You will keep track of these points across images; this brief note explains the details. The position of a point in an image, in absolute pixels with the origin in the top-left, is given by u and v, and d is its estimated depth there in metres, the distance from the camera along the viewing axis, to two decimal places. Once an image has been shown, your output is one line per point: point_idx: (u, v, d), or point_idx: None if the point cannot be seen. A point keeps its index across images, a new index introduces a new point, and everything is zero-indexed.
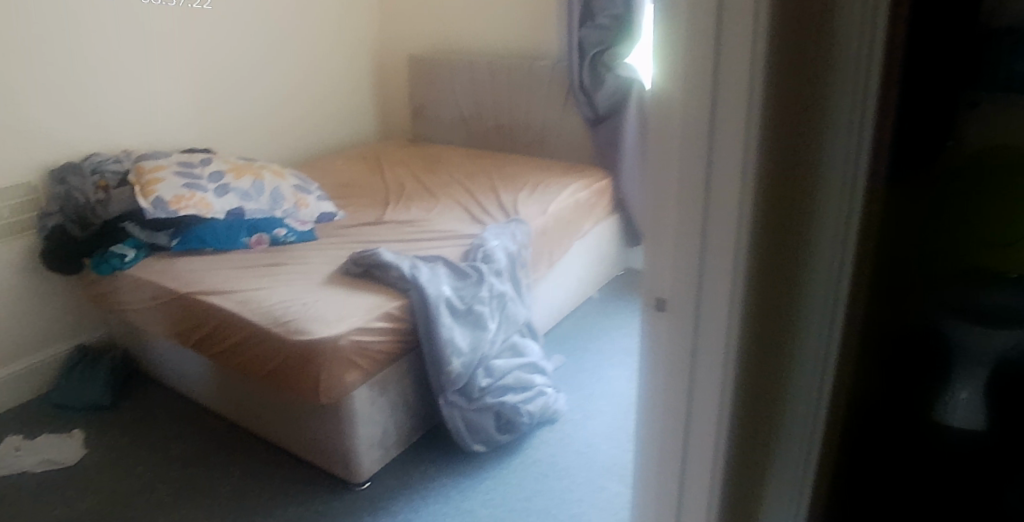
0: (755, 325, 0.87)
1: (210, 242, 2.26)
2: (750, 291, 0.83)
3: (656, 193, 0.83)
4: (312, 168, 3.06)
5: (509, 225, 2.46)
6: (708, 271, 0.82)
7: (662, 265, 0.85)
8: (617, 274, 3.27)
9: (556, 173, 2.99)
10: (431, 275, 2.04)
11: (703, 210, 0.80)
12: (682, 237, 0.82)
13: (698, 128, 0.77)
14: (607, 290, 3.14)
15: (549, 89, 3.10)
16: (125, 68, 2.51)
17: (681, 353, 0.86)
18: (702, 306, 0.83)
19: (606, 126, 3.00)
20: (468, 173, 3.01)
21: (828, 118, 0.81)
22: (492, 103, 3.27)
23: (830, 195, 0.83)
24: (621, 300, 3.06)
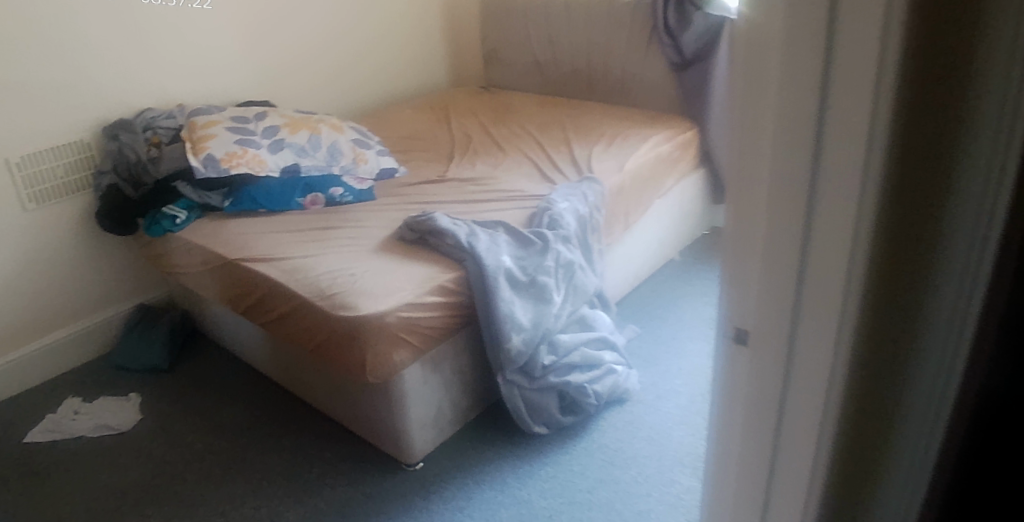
0: (862, 364, 0.67)
1: (263, 202, 2.20)
2: (863, 308, 0.63)
3: (740, 194, 0.63)
4: (377, 119, 2.91)
5: (582, 184, 2.24)
6: (808, 303, 0.62)
7: (746, 284, 0.65)
8: (703, 232, 3.00)
9: (635, 123, 2.72)
10: (490, 244, 1.86)
11: (804, 226, 0.60)
12: (772, 258, 0.62)
13: (801, 118, 0.56)
14: (691, 250, 2.89)
15: (631, 30, 2.80)
16: (175, 30, 2.41)
17: (766, 398, 0.68)
18: (797, 345, 0.64)
19: (694, 69, 2.72)
20: (540, 124, 2.79)
21: (973, 98, 0.59)
22: (568, 46, 3.01)
23: (971, 190, 0.60)
24: (706, 262, 2.80)
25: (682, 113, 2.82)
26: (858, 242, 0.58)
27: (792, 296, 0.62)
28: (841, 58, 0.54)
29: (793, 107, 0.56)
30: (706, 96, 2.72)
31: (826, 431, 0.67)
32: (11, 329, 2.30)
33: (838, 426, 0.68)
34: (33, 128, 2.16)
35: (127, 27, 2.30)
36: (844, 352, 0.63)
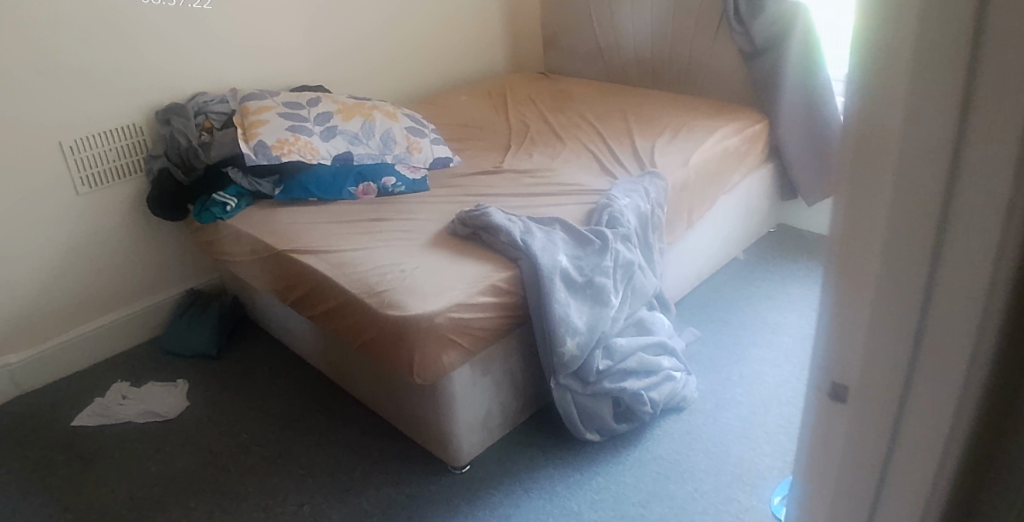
0: (987, 428, 0.55)
1: (314, 191, 2.18)
2: (994, 367, 0.51)
3: (848, 228, 0.52)
4: (433, 104, 2.83)
5: (642, 181, 2.11)
6: (927, 363, 0.51)
7: (849, 333, 0.54)
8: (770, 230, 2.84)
9: (701, 114, 2.58)
10: (546, 242, 1.77)
11: (929, 273, 0.48)
12: (884, 307, 0.51)
13: (934, 142, 0.45)
14: (758, 249, 2.73)
15: (699, 16, 2.66)
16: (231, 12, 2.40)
17: (868, 464, 0.57)
18: (909, 408, 0.53)
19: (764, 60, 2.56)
20: (601, 113, 2.66)
21: None
22: (634, 30, 2.87)
23: None
24: (773, 262, 2.64)
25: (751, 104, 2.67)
26: (996, 292, 0.47)
27: (906, 352, 0.51)
28: (991, 70, 0.42)
29: (922, 129, 0.45)
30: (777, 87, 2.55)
31: (933, 505, 0.56)
32: (66, 311, 2.33)
33: (948, 499, 0.57)
34: (86, 112, 2.20)
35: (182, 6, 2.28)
36: (965, 417, 0.52)
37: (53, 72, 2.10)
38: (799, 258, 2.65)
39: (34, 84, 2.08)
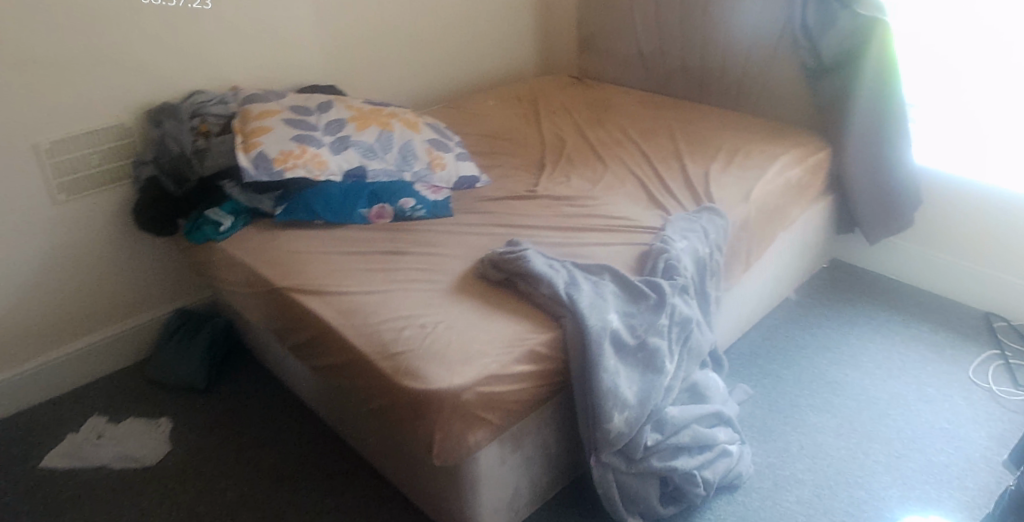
0: None
1: (321, 211, 1.91)
2: None
3: None
4: (456, 109, 2.55)
5: (699, 220, 1.81)
6: None
7: None
8: (825, 265, 2.51)
9: (757, 137, 2.27)
10: (594, 296, 1.50)
11: None
12: None
13: None
14: (816, 287, 2.41)
15: (758, 24, 2.30)
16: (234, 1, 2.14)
17: None
18: None
19: (829, 80, 2.23)
20: (643, 128, 2.36)
21: None
22: (678, 35, 2.52)
23: None
24: (830, 305, 2.33)
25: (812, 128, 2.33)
26: None
27: None
28: None
29: None
30: (844, 110, 2.22)
31: None
32: (40, 331, 2.08)
33: None
34: (64, 109, 1.94)
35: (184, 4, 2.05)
36: None
37: (26, 66, 1.85)
38: (859, 303, 2.33)
39: (4, 78, 1.83)
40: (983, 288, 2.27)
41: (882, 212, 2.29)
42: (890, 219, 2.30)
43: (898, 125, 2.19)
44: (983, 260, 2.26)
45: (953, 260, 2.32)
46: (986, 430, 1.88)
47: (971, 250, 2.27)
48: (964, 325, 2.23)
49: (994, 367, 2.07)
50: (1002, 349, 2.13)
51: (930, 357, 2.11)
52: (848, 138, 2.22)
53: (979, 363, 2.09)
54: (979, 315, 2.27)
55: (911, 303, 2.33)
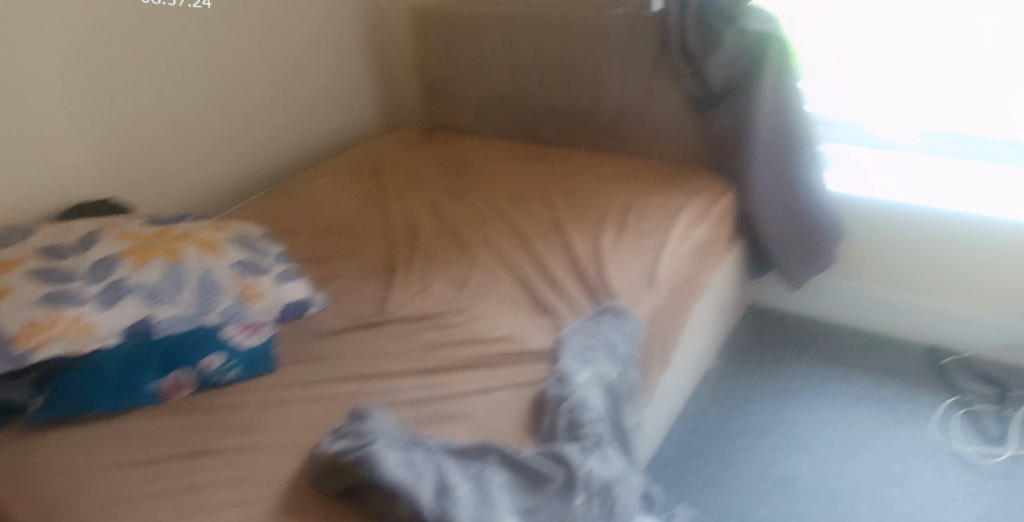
0: None
1: (93, 399, 1.35)
2: None
3: None
4: (281, 197, 2.06)
5: (602, 329, 1.37)
6: None
7: None
8: (742, 315, 2.04)
9: (646, 185, 1.87)
10: (477, 504, 1.05)
11: None
12: None
13: None
14: (735, 348, 1.93)
15: (627, 53, 1.93)
16: None
17: None
18: None
19: (721, 112, 1.86)
20: (512, 192, 1.93)
21: None
22: (538, 73, 2.11)
23: None
24: (760, 374, 1.85)
25: (711, 168, 1.91)
26: None
27: None
28: None
29: None
30: (747, 139, 1.81)
31: None
32: None
33: None
34: None
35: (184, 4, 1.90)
36: None
37: None
38: (790, 362, 1.88)
39: None
40: (921, 318, 1.89)
41: (800, 248, 1.89)
42: (813, 253, 1.88)
43: (807, 150, 1.84)
44: (919, 287, 1.89)
45: (882, 291, 1.93)
46: (970, 516, 1.45)
47: (902, 275, 1.89)
48: (912, 369, 1.82)
49: (957, 422, 1.65)
50: (962, 396, 1.73)
51: (883, 421, 1.68)
52: (756, 173, 1.81)
53: (938, 420, 1.67)
54: (920, 350, 1.87)
55: (844, 349, 1.91)
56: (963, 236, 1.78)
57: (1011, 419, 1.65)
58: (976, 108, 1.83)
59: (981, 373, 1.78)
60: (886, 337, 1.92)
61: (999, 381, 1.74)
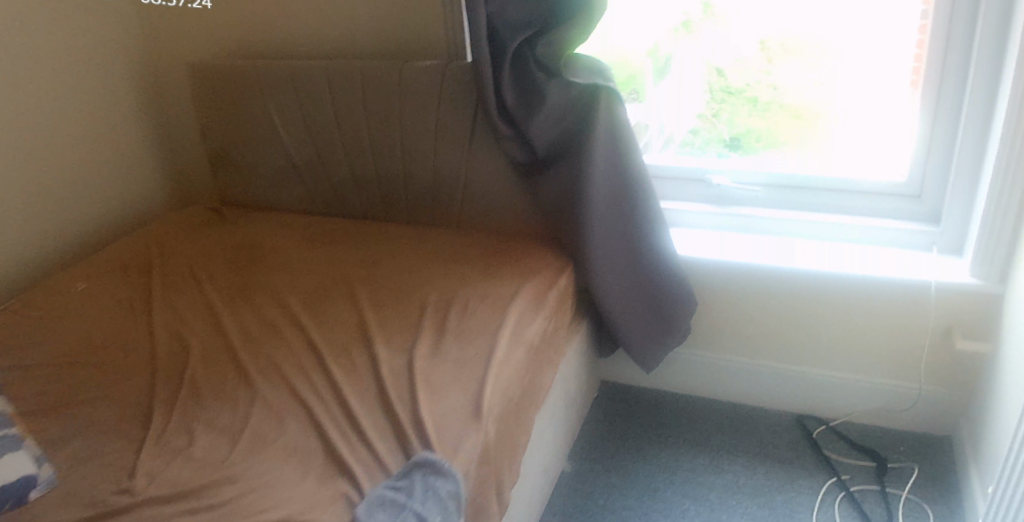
0: None
1: None
2: None
3: None
4: (16, 313, 1.61)
5: (406, 504, 1.07)
6: None
7: None
8: (593, 399, 1.79)
9: (471, 269, 1.57)
10: None
11: None
12: None
13: None
14: (591, 443, 1.67)
15: (439, 113, 1.64)
16: None
17: None
18: None
19: (549, 181, 1.58)
20: (310, 290, 1.59)
21: None
22: (339, 138, 1.79)
23: None
24: (621, 473, 1.59)
25: (542, 240, 1.64)
26: None
27: None
28: None
29: None
30: (580, 208, 1.54)
31: None
32: None
33: None
34: None
35: (120, 30, 1.99)
36: None
37: None
38: (651, 452, 1.64)
39: None
40: (790, 386, 1.68)
41: (653, 325, 1.65)
42: (669, 328, 1.65)
43: (653, 217, 1.59)
44: (784, 354, 1.67)
45: (745, 359, 1.70)
46: None
47: (767, 340, 1.66)
48: (783, 444, 1.62)
49: (838, 509, 1.46)
50: (837, 473, 1.54)
51: (759, 516, 1.47)
52: (593, 248, 1.55)
53: (821, 507, 1.47)
54: (792, 422, 1.67)
55: (711, 429, 1.68)
56: (829, 295, 1.56)
57: (897, 497, 1.48)
58: (819, 151, 1.67)
59: (857, 443, 1.60)
60: (751, 409, 1.72)
61: (876, 453, 1.57)
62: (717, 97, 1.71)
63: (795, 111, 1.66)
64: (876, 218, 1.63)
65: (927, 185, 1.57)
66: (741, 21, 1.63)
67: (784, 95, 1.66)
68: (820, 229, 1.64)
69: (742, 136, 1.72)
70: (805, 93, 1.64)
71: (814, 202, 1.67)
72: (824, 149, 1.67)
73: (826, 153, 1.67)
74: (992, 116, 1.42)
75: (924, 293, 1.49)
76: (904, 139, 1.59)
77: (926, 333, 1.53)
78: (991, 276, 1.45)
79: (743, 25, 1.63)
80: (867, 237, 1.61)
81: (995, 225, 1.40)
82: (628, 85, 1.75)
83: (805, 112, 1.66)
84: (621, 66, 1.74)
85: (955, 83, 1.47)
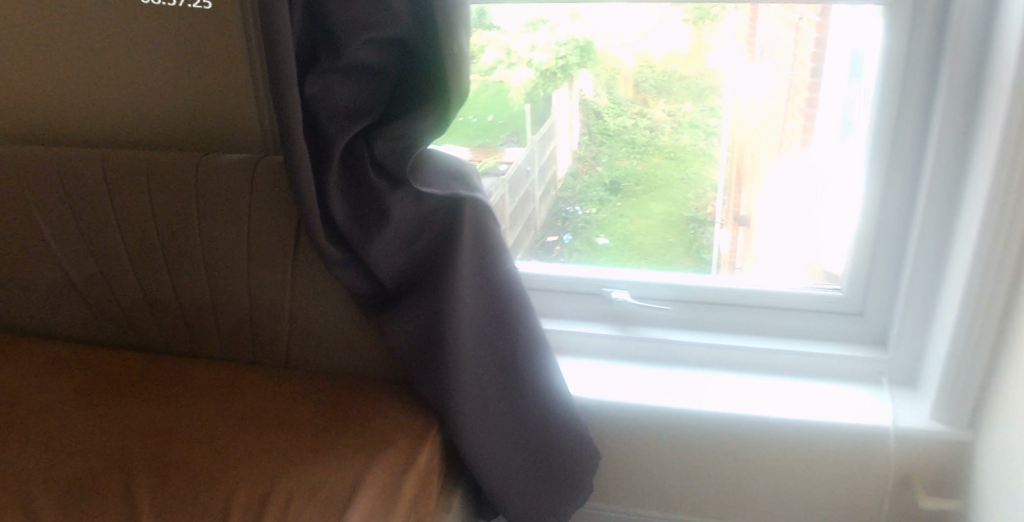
0: None
1: None
2: None
3: None
4: None
5: None
6: None
7: None
8: None
9: (302, 441, 1.12)
10: None
11: None
12: None
13: None
14: None
15: (252, 228, 1.23)
16: None
17: None
18: None
19: (400, 322, 1.16)
20: (63, 482, 1.09)
21: None
22: (121, 250, 1.34)
23: None
24: None
25: (398, 390, 1.24)
26: None
27: None
28: None
29: None
30: (439, 359, 1.14)
31: None
32: None
33: None
34: None
35: None
36: None
37: None
38: None
39: None
40: None
41: (549, 492, 1.26)
42: (570, 494, 1.27)
43: (543, 363, 1.19)
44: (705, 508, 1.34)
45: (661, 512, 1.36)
46: None
47: (687, 493, 1.33)
48: None
49: None
50: None
51: None
52: (461, 411, 1.15)
53: None
54: None
55: None
56: (763, 441, 1.25)
57: None
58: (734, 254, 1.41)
59: None
60: None
61: None
62: (593, 139, 1.39)
63: (673, 153, 1.37)
64: (809, 340, 1.37)
65: (869, 303, 1.31)
66: (619, 55, 1.33)
67: (662, 136, 1.36)
68: (745, 351, 1.35)
69: (623, 180, 1.40)
70: (685, 133, 1.35)
71: (732, 321, 1.40)
72: (712, 191, 1.37)
73: (711, 197, 1.38)
74: (956, 220, 1.14)
75: (879, 441, 1.20)
76: (844, 242, 1.33)
77: (878, 484, 1.24)
78: (958, 421, 1.17)
79: (622, 59, 1.33)
80: (795, 362, 1.34)
81: (965, 357, 1.12)
82: (506, 127, 1.41)
83: (686, 153, 1.36)
84: (497, 106, 1.40)
85: (905, 182, 1.21)
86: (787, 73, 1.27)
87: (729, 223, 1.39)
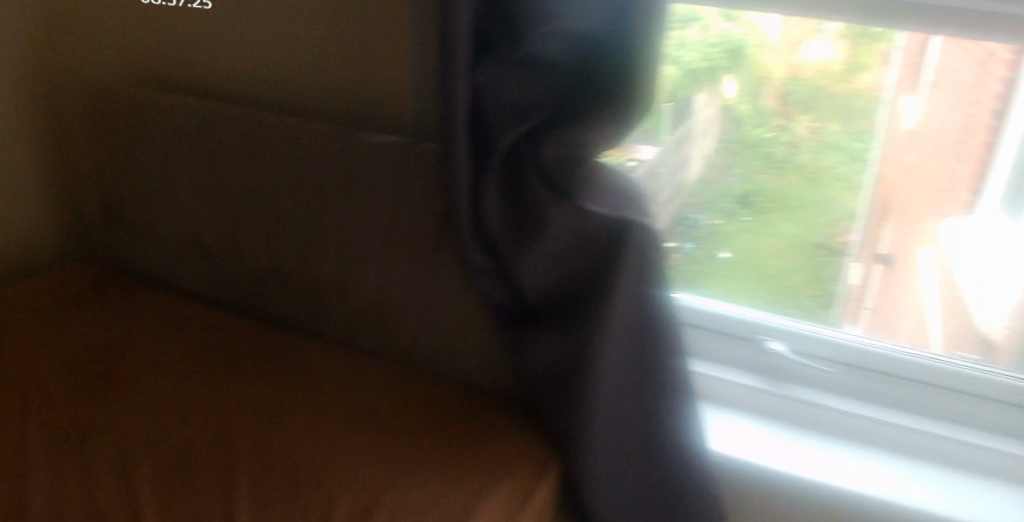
0: None
1: None
2: None
3: None
4: None
5: None
6: None
7: None
8: None
9: (411, 453, 1.05)
10: None
11: None
12: None
13: None
14: None
15: (393, 216, 1.17)
16: None
17: None
18: None
19: (542, 343, 1.08)
20: (167, 449, 1.06)
21: None
22: (255, 217, 1.30)
23: None
24: None
25: (523, 414, 1.15)
26: None
27: None
28: None
29: None
30: (575, 391, 1.04)
31: None
32: None
33: None
34: None
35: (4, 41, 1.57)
36: None
37: None
38: None
39: None
40: None
41: None
42: None
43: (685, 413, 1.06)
44: None
45: None
46: None
47: None
48: None
49: None
50: None
51: None
52: (588, 450, 1.05)
53: None
54: None
55: None
56: None
57: None
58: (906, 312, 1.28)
59: None
60: None
61: None
62: (731, 147, 1.28)
63: (812, 173, 1.26)
64: (990, 433, 1.19)
65: None
66: (772, 63, 1.23)
67: (801, 153, 1.25)
68: (910, 433, 1.20)
69: (754, 194, 1.30)
70: (826, 154, 1.24)
71: (899, 396, 1.24)
72: (848, 220, 1.26)
73: (847, 225, 1.27)
74: None
75: None
76: None
77: None
78: None
79: (777, 69, 1.23)
80: (970, 460, 1.16)
81: None
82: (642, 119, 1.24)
83: (826, 176, 1.25)
84: None
85: None
86: (967, 107, 1.15)
87: (865, 257, 1.28)
